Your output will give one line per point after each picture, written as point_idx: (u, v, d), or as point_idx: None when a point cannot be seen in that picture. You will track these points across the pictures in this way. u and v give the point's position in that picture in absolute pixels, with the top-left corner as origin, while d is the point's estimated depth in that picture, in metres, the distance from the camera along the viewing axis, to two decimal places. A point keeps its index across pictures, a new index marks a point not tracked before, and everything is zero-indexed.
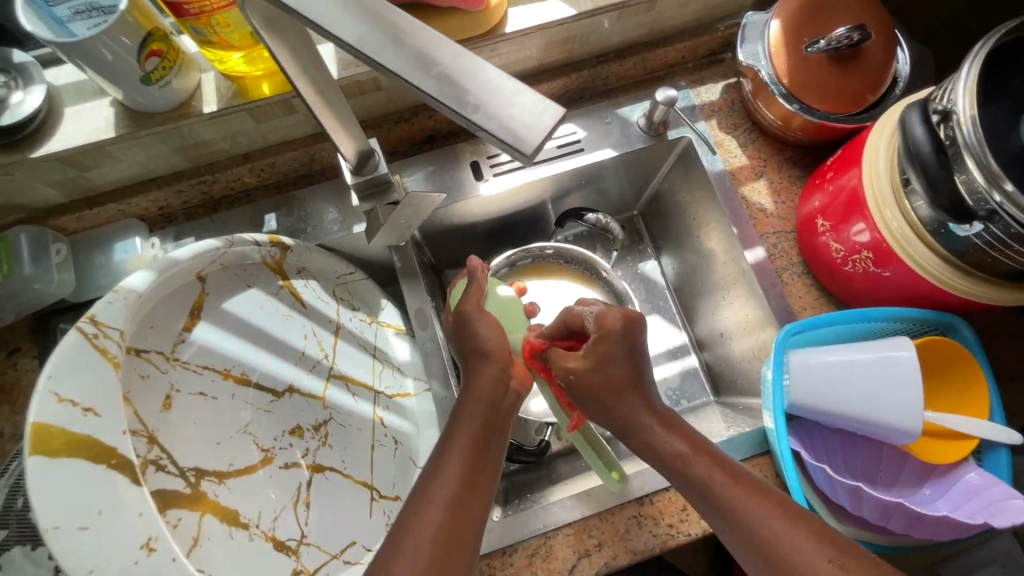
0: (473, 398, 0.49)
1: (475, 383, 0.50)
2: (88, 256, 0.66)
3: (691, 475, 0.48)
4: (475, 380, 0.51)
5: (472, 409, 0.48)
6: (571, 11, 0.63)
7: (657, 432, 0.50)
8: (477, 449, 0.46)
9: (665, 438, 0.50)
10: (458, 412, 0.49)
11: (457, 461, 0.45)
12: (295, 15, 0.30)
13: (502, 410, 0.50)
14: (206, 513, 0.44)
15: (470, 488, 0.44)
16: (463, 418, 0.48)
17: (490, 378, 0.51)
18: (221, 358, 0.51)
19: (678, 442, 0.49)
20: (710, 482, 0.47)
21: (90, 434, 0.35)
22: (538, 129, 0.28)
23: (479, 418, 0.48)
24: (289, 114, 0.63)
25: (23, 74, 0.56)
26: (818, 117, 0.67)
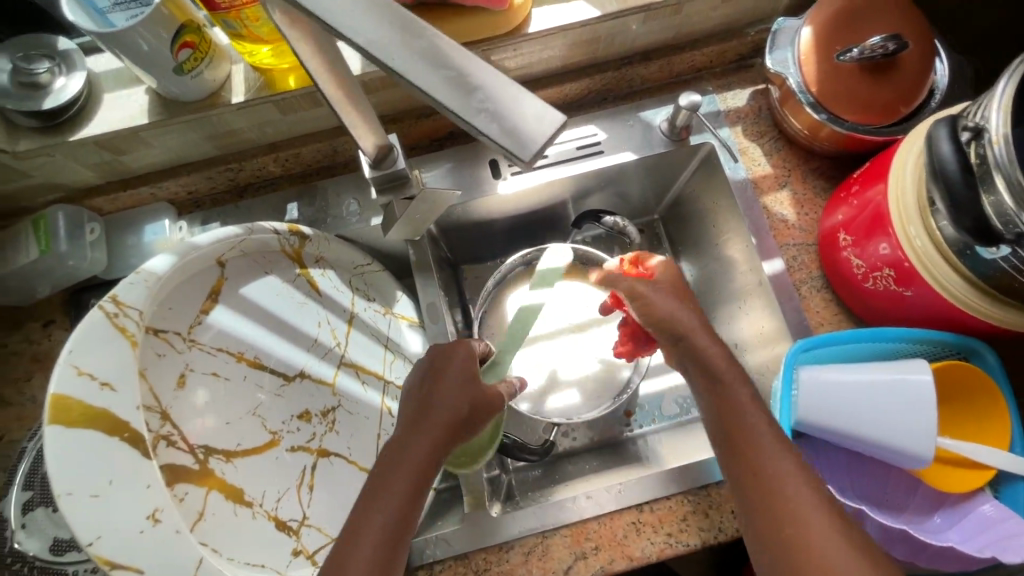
0: (443, 397, 0.48)
1: (443, 381, 0.49)
2: (120, 236, 0.69)
3: (774, 482, 0.43)
4: (445, 377, 0.49)
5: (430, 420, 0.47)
6: (595, 13, 0.63)
7: (759, 435, 0.46)
8: (438, 448, 0.46)
9: (767, 440, 0.45)
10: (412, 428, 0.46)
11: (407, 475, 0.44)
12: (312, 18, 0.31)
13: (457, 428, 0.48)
14: (212, 489, 0.45)
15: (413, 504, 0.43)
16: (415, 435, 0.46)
17: (459, 373, 0.50)
18: (236, 341, 0.53)
19: (776, 447, 0.45)
20: (793, 497, 0.42)
21: (106, 408, 0.37)
22: (537, 135, 0.28)
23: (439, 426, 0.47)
24: (313, 107, 0.65)
25: (66, 61, 0.59)
26: (847, 127, 0.65)
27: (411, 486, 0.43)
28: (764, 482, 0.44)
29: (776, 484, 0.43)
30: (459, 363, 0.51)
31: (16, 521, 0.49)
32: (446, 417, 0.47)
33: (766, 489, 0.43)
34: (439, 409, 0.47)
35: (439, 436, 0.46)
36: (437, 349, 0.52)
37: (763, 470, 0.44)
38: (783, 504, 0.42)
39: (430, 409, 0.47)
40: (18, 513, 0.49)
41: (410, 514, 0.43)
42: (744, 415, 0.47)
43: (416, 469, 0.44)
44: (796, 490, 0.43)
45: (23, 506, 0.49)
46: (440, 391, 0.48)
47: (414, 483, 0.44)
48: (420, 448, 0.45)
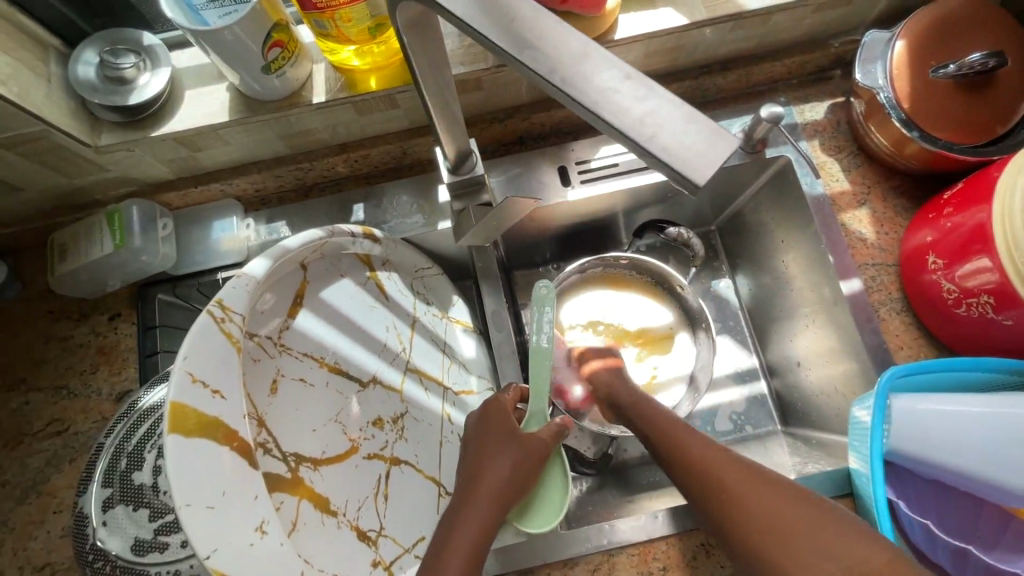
0: (490, 463, 0.51)
1: (487, 446, 0.52)
2: (188, 232, 0.69)
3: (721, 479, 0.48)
4: (486, 441, 0.53)
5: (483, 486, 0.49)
6: (683, 20, 0.61)
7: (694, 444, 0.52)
8: (492, 514, 0.48)
9: (699, 446, 0.51)
10: (467, 494, 0.49)
11: (465, 542, 0.45)
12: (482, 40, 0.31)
13: (508, 494, 0.50)
14: (303, 498, 0.44)
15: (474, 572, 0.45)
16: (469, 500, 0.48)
17: (502, 437, 0.53)
18: (318, 346, 0.52)
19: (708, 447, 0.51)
20: (746, 489, 0.47)
21: (218, 415, 0.36)
22: (709, 159, 0.27)
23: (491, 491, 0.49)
24: (389, 109, 0.64)
25: (150, 56, 0.59)
26: (939, 146, 0.62)
27: (468, 545, 0.45)
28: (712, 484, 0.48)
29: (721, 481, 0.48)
30: (496, 427, 0.54)
31: (97, 518, 0.49)
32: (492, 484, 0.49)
33: (715, 487, 0.48)
34: (487, 476, 0.50)
35: (491, 502, 0.49)
36: (479, 417, 0.55)
37: (709, 476, 0.49)
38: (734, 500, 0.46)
39: (480, 477, 0.50)
40: (99, 511, 0.49)
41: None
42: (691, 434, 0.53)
43: (472, 534, 0.46)
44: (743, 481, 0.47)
45: (104, 503, 0.49)
46: (487, 457, 0.51)
47: (473, 547, 0.45)
48: (474, 515, 0.47)
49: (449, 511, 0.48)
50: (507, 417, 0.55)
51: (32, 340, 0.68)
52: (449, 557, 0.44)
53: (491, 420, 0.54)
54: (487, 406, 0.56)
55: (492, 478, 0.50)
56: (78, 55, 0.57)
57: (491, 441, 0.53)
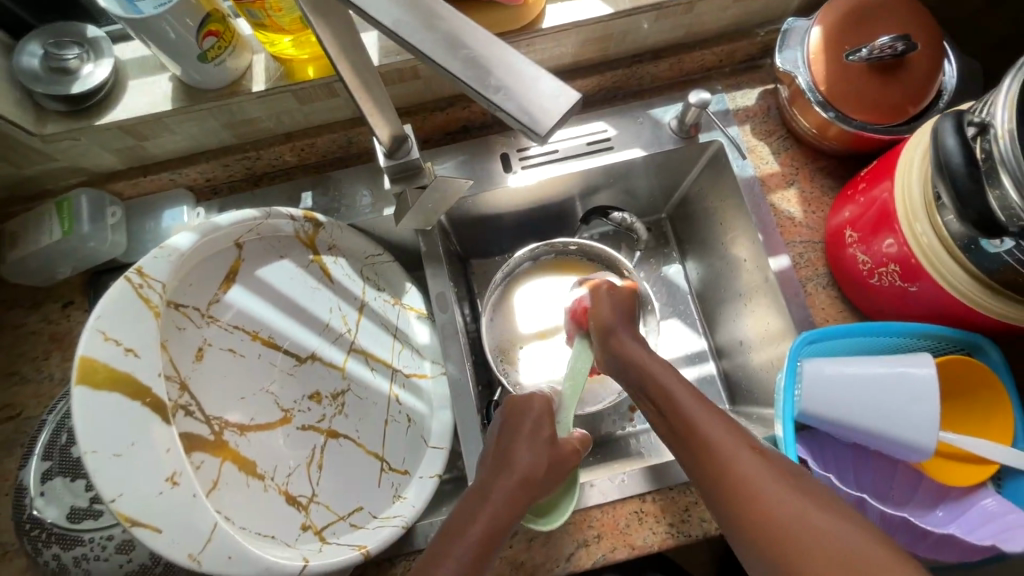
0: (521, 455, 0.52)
1: (520, 436, 0.54)
2: (139, 221, 0.71)
3: (707, 441, 0.44)
4: (527, 435, 0.54)
5: (512, 471, 0.50)
6: (608, 9, 0.64)
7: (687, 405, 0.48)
8: (514, 499, 0.49)
9: (692, 408, 0.47)
10: (491, 479, 0.50)
11: (485, 522, 0.46)
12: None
13: (536, 486, 0.51)
14: (226, 460, 0.48)
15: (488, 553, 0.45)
16: (494, 484, 0.50)
17: (534, 431, 0.55)
18: (252, 321, 0.55)
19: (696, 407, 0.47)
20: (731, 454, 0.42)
21: (129, 371, 0.38)
22: (554, 112, 0.28)
23: (521, 479, 0.50)
24: (331, 98, 0.66)
25: (94, 48, 0.61)
26: (855, 126, 0.66)
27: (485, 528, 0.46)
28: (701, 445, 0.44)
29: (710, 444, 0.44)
30: (529, 421, 0.56)
31: (35, 489, 0.50)
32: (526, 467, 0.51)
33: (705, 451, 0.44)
34: (515, 464, 0.51)
35: (517, 487, 0.50)
36: (512, 413, 0.57)
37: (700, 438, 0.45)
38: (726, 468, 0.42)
39: (507, 466, 0.51)
40: (37, 482, 0.50)
41: (483, 557, 0.45)
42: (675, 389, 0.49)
43: (491, 516, 0.47)
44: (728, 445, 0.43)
45: (43, 475, 0.51)
46: (518, 446, 0.53)
47: (490, 527, 0.46)
48: (497, 502, 0.48)
49: (469, 499, 0.49)
50: (541, 412, 0.57)
51: None
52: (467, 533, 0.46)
53: (526, 414, 0.56)
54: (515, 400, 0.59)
55: (522, 465, 0.51)
56: (22, 47, 0.59)
57: (523, 431, 0.55)
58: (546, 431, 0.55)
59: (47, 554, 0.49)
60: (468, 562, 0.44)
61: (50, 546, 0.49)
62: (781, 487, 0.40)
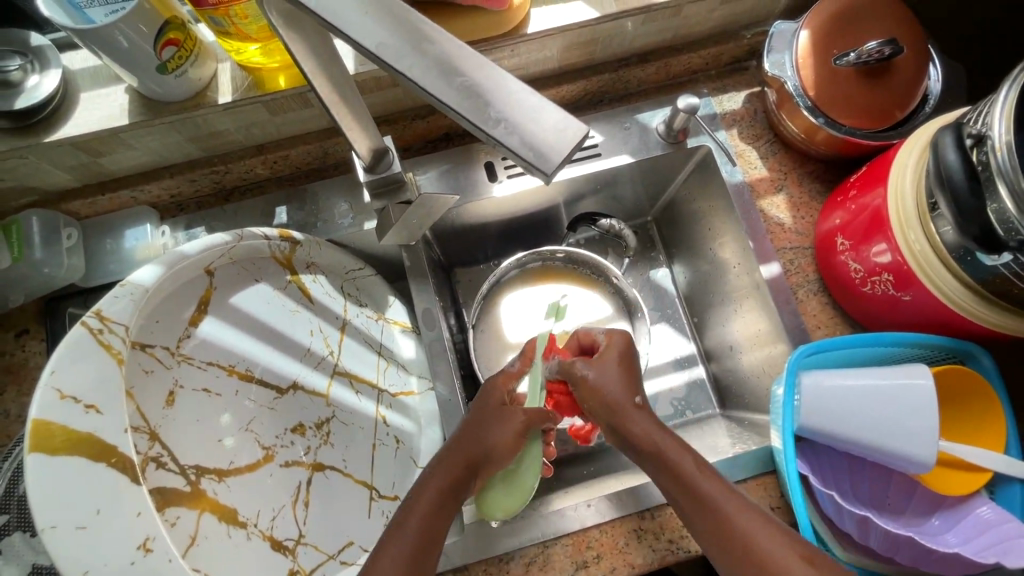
0: (478, 432, 0.52)
1: (481, 416, 0.54)
2: (98, 241, 0.66)
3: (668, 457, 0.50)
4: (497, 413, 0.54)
5: (458, 448, 0.52)
6: (594, 13, 0.62)
7: (670, 449, 0.50)
8: (458, 478, 0.51)
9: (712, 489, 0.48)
10: (436, 465, 0.51)
11: (428, 500, 0.49)
12: (315, 19, 0.30)
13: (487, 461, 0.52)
14: (206, 511, 0.44)
15: (435, 525, 0.48)
16: (438, 469, 0.51)
17: (496, 405, 0.55)
18: (227, 353, 0.51)
19: (693, 466, 0.49)
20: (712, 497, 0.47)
21: (91, 431, 0.35)
22: (557, 147, 0.27)
23: (465, 460, 0.51)
24: (304, 107, 0.62)
25: (39, 58, 0.57)
26: (844, 132, 0.65)
27: (436, 497, 0.49)
28: (718, 521, 0.46)
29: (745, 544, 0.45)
30: (493, 403, 0.55)
31: None
32: (471, 448, 0.52)
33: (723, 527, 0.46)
34: (467, 445, 0.52)
35: (459, 468, 0.51)
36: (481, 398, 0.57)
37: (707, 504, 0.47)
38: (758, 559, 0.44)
39: (451, 448, 0.52)
40: None
41: (426, 539, 0.47)
42: (610, 381, 0.54)
43: (433, 501, 0.49)
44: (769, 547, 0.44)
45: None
46: (474, 428, 0.53)
47: (429, 514, 0.48)
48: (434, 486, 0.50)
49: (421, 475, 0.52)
50: (504, 394, 0.56)
51: None
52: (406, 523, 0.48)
53: (485, 408, 0.55)
54: (492, 381, 0.58)
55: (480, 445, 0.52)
56: None
57: (487, 415, 0.54)
58: (518, 408, 0.54)
59: None
60: (407, 549, 0.46)
61: None
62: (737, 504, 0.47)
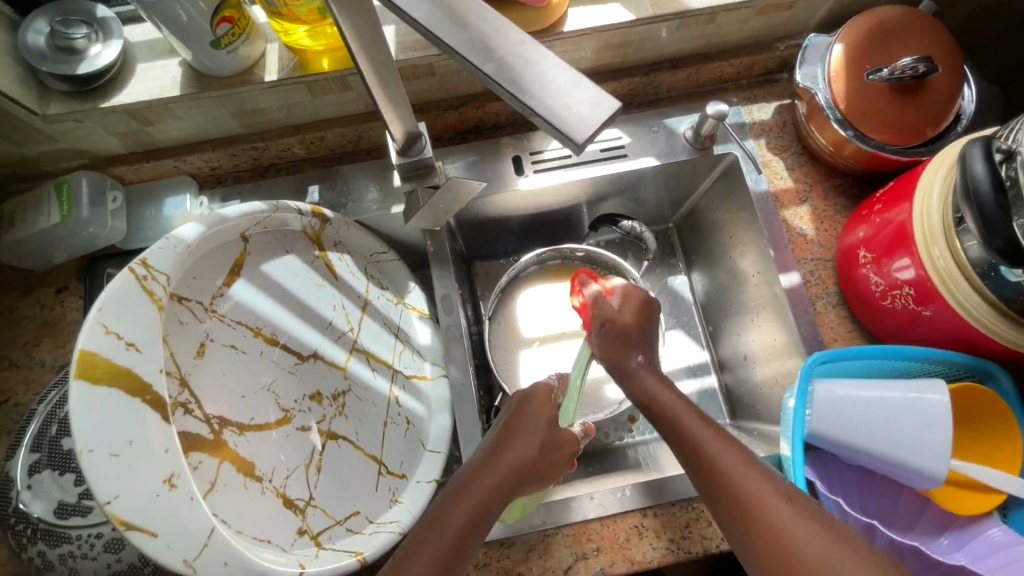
0: (518, 442, 0.50)
1: (523, 425, 0.52)
2: (140, 207, 0.69)
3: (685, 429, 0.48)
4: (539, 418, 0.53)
5: (503, 461, 0.49)
6: (630, 15, 0.64)
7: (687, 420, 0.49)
8: (496, 490, 0.47)
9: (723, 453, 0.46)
10: (474, 475, 0.48)
11: (462, 514, 0.46)
12: None
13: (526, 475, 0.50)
14: (225, 460, 0.46)
15: (466, 545, 0.45)
16: (477, 480, 0.48)
17: (537, 416, 0.53)
18: (255, 317, 0.53)
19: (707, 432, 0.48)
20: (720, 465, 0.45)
21: (130, 367, 0.38)
22: (590, 121, 0.28)
23: (506, 476, 0.48)
24: (343, 90, 0.65)
25: (103, 28, 0.60)
26: (873, 146, 0.65)
27: (467, 515, 0.46)
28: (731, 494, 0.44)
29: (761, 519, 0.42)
30: (535, 409, 0.54)
31: (22, 482, 0.48)
32: (513, 461, 0.49)
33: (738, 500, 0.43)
34: (512, 452, 0.49)
35: (500, 481, 0.48)
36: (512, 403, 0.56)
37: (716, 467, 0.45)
38: (772, 534, 0.41)
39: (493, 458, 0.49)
40: (25, 475, 0.48)
41: (464, 541, 0.45)
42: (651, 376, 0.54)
43: (476, 502, 0.46)
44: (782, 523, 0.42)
45: (31, 466, 0.49)
46: (516, 435, 0.51)
47: (471, 515, 0.46)
48: (471, 500, 0.46)
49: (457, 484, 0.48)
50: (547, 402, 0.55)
51: None
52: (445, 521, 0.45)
53: (529, 410, 0.53)
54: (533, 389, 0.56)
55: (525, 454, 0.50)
56: (29, 23, 0.58)
57: (531, 425, 0.52)
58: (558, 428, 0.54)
59: (32, 550, 0.47)
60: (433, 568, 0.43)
61: (35, 543, 0.47)
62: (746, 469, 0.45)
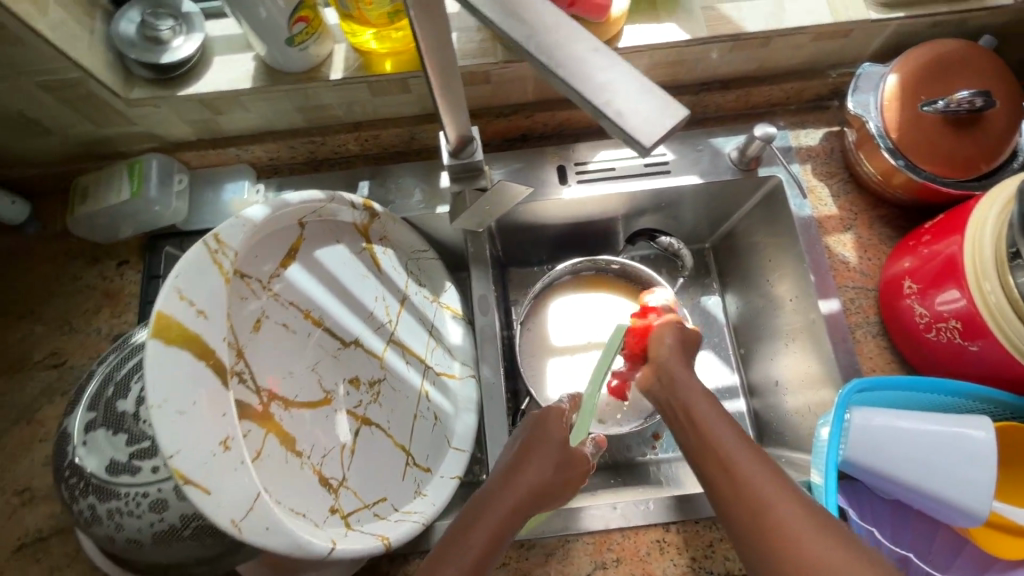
0: (533, 464, 0.51)
1: (539, 448, 0.53)
2: (202, 191, 0.73)
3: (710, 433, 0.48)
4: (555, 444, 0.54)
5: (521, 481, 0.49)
6: (685, 35, 0.65)
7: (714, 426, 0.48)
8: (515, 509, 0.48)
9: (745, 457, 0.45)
10: (495, 491, 0.49)
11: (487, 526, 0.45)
12: None
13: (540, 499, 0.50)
14: (270, 432, 0.48)
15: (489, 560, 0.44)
16: (497, 497, 0.48)
17: (552, 439, 0.54)
18: (306, 299, 0.55)
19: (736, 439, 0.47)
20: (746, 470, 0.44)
21: (199, 332, 0.40)
22: (657, 125, 0.30)
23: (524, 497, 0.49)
24: (402, 92, 0.68)
25: (187, 22, 0.64)
26: (923, 176, 0.64)
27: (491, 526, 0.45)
28: (749, 499, 0.43)
29: (774, 520, 0.41)
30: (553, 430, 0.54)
31: (79, 437, 0.51)
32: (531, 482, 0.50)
33: (754, 502, 0.42)
34: (526, 477, 0.50)
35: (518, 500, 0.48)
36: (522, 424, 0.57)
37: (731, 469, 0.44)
38: (792, 546, 0.40)
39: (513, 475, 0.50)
40: (82, 431, 0.51)
41: (488, 556, 0.44)
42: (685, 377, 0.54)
43: (499, 517, 0.46)
44: (797, 524, 0.40)
45: (88, 423, 0.51)
46: (530, 458, 0.52)
47: (494, 531, 0.45)
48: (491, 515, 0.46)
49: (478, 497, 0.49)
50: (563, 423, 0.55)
51: (45, 279, 0.72)
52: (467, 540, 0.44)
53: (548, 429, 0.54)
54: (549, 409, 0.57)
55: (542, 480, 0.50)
56: (122, 13, 0.63)
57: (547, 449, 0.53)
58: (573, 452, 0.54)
59: (83, 502, 0.49)
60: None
61: (86, 496, 0.49)
62: (768, 474, 0.44)
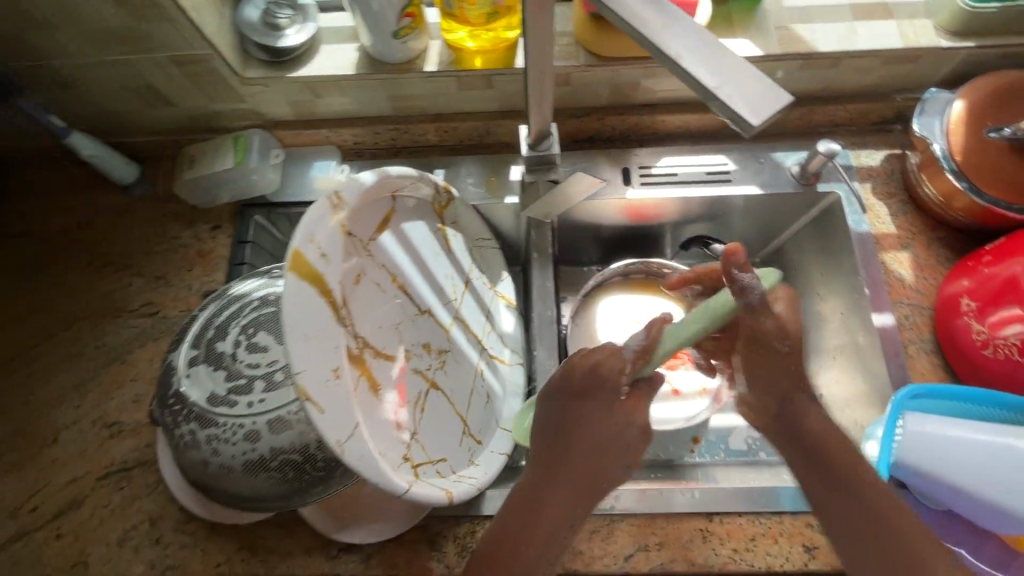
0: (583, 432, 0.48)
1: (581, 419, 0.48)
2: (293, 167, 0.80)
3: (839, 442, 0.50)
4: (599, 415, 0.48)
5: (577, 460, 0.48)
6: (759, 51, 0.69)
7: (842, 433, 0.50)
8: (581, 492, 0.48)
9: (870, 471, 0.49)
10: (552, 472, 0.48)
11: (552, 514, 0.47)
12: None
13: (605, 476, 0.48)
14: (362, 375, 0.52)
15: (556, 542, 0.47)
16: (556, 479, 0.48)
17: (600, 403, 0.48)
18: (393, 265, 0.61)
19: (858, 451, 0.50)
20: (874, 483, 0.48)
21: (322, 272, 0.45)
22: (765, 110, 0.34)
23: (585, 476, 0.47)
24: (487, 88, 0.73)
25: (303, 12, 0.71)
26: (986, 200, 0.66)
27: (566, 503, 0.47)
28: (872, 510, 0.48)
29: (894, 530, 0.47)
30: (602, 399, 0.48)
31: (183, 370, 0.57)
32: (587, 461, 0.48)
33: (879, 515, 0.47)
34: (578, 452, 0.48)
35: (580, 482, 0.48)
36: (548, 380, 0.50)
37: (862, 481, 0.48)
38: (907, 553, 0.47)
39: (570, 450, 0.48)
40: (186, 365, 0.57)
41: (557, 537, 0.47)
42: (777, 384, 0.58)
43: (560, 501, 0.48)
44: (914, 536, 0.47)
45: (192, 359, 0.57)
46: (581, 431, 0.48)
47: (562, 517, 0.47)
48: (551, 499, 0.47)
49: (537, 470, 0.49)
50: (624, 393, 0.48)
51: (145, 236, 0.79)
52: (532, 534, 0.47)
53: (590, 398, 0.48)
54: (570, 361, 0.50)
55: (592, 464, 0.48)
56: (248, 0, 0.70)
57: (589, 420, 0.48)
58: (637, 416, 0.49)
59: (185, 427, 0.55)
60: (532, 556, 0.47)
61: (188, 422, 0.55)
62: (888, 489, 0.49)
